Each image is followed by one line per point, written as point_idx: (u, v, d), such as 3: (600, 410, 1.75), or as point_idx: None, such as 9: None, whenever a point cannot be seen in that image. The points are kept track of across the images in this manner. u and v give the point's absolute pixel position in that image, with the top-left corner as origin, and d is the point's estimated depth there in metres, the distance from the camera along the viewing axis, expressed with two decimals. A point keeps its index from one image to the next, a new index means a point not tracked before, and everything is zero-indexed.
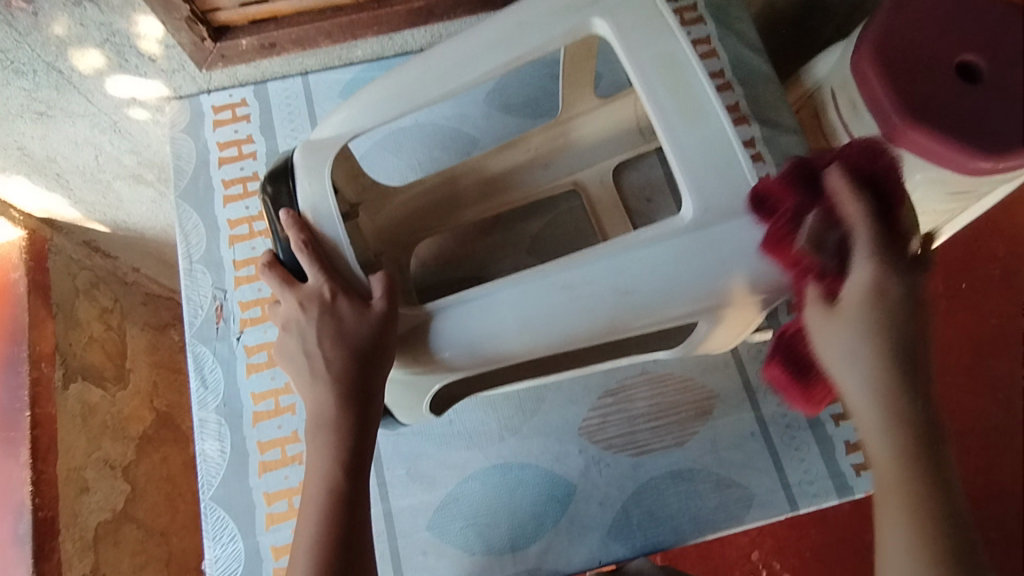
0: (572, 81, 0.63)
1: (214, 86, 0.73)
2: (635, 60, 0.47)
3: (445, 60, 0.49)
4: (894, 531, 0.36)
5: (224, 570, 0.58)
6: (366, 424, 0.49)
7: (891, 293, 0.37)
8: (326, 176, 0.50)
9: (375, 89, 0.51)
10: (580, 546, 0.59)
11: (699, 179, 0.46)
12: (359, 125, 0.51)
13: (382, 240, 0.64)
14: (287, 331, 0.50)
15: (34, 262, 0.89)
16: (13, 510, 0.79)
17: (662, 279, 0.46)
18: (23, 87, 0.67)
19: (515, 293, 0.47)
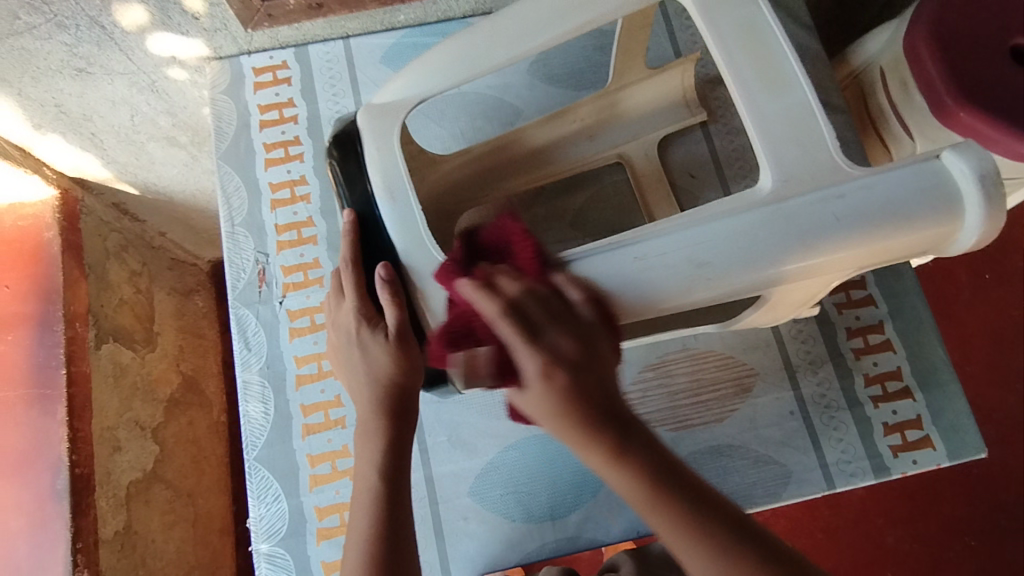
0: (625, 53, 0.64)
1: (254, 47, 0.72)
2: (713, 25, 0.45)
3: (513, 22, 0.48)
4: (674, 543, 0.38)
5: (268, 528, 0.59)
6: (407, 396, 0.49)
7: (560, 374, 0.35)
8: (395, 145, 0.48)
9: (439, 54, 0.49)
10: (619, 517, 0.60)
11: (777, 149, 0.42)
12: (425, 92, 0.49)
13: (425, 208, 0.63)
14: (343, 323, 0.51)
15: (67, 222, 0.88)
16: (50, 467, 0.80)
17: (743, 250, 0.41)
18: (64, 41, 0.66)
19: (582, 266, 0.42)
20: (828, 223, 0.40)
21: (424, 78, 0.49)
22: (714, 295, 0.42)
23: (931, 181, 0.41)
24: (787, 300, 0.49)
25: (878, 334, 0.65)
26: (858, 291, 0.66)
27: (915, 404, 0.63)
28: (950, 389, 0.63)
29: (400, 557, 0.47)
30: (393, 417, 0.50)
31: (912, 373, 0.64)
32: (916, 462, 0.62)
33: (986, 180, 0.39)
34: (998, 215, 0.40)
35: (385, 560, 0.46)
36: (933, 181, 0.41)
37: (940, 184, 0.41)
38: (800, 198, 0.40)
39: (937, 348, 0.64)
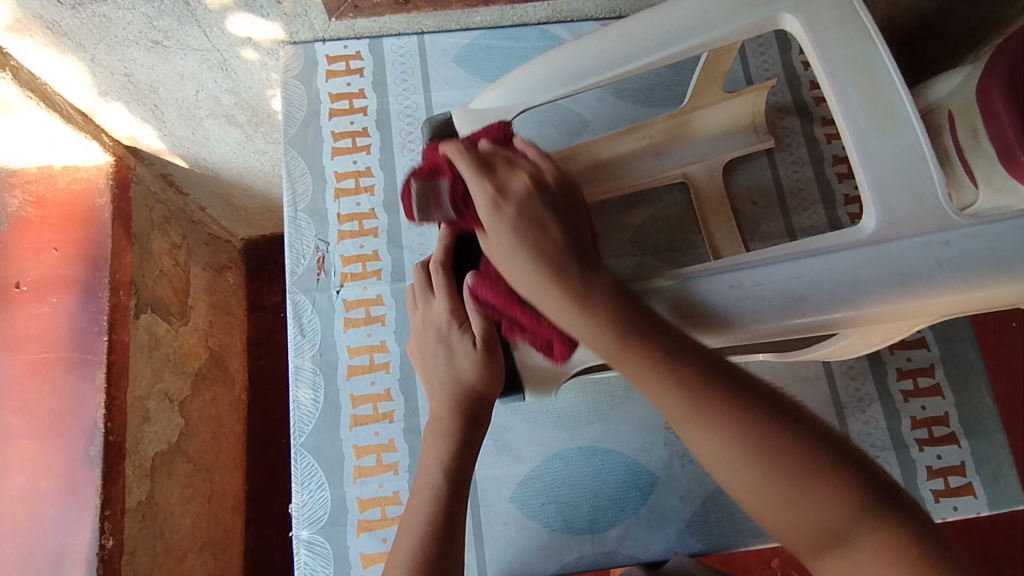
0: (706, 78, 0.63)
1: (329, 35, 0.73)
2: (827, 61, 0.44)
3: (618, 40, 0.49)
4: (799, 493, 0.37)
5: (309, 515, 0.59)
6: (479, 418, 0.51)
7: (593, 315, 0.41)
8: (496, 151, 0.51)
9: (540, 64, 0.52)
10: (657, 537, 0.60)
11: (887, 193, 0.41)
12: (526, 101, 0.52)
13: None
14: (425, 328, 0.53)
15: (118, 189, 0.89)
16: (85, 432, 0.80)
17: (841, 288, 0.41)
18: (147, 13, 0.66)
19: (679, 287, 0.43)
20: (929, 267, 0.40)
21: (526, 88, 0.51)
22: (804, 326, 0.43)
23: None
24: (871, 333, 0.50)
25: (928, 378, 0.65)
26: (911, 332, 0.66)
27: (959, 450, 0.63)
28: (995, 438, 0.63)
29: (450, 550, 0.46)
30: (464, 417, 0.50)
31: (959, 419, 0.64)
32: (956, 507, 0.62)
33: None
34: None
35: (435, 558, 0.45)
36: None
37: None
38: (901, 242, 0.40)
39: (986, 396, 0.64)
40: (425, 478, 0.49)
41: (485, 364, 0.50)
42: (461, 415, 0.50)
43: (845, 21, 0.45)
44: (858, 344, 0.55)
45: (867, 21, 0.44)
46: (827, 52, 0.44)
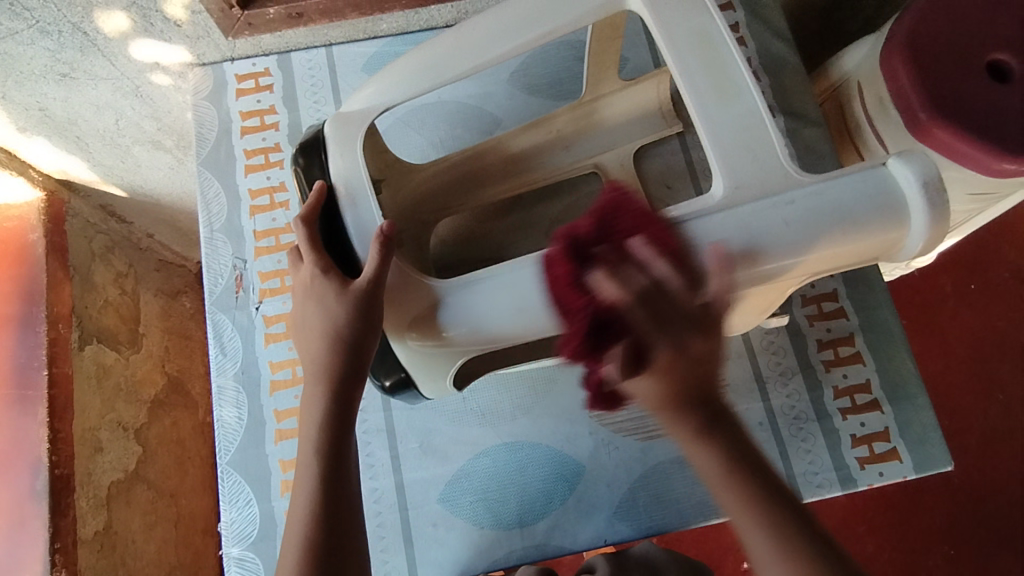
0: (597, 61, 0.64)
1: (237, 54, 0.73)
2: (670, 38, 0.47)
3: (478, 31, 0.49)
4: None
5: (239, 532, 0.60)
6: (351, 397, 0.49)
7: (680, 364, 0.35)
8: (357, 148, 0.50)
9: (404, 64, 0.51)
10: (586, 525, 0.61)
11: (732, 160, 0.44)
12: (388, 102, 0.51)
13: (400, 219, 0.63)
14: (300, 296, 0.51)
15: (52, 224, 0.90)
16: (30, 466, 0.82)
17: (696, 256, 0.43)
18: (47, 47, 0.66)
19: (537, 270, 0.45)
20: (776, 225, 0.43)
21: (390, 89, 0.51)
22: None
23: (877, 186, 0.43)
24: (747, 304, 0.52)
25: (848, 347, 0.65)
26: (829, 303, 0.66)
27: (882, 416, 0.63)
28: (918, 402, 0.63)
29: (338, 554, 0.46)
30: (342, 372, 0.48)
31: (882, 386, 0.64)
32: (882, 473, 0.62)
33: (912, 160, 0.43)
34: (942, 222, 0.43)
35: (324, 532, 0.46)
36: (879, 184, 0.43)
37: (891, 194, 0.43)
38: (750, 206, 0.43)
39: (907, 360, 0.65)
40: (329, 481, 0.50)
41: (351, 310, 0.47)
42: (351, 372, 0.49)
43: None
44: (748, 316, 0.56)
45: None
46: (669, 27, 0.47)
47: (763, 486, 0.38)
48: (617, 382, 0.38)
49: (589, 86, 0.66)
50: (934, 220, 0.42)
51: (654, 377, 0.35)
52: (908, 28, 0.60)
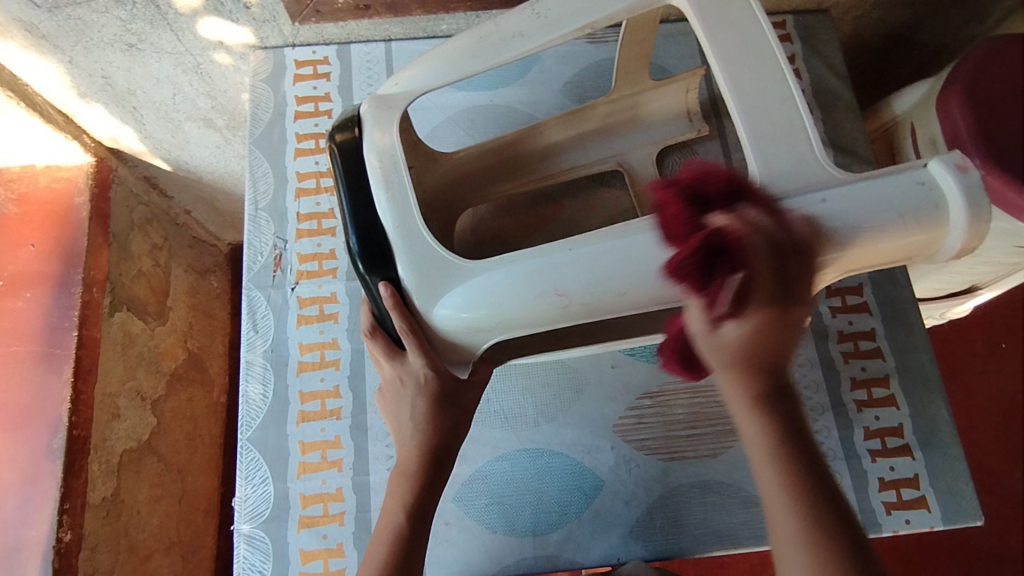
0: (628, 60, 0.64)
1: (299, 41, 0.75)
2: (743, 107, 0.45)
3: (619, 276, 0.43)
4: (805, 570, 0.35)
5: (252, 510, 0.59)
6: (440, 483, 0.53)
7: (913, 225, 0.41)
8: (410, 199, 0.49)
9: (510, 282, 0.45)
10: (600, 541, 0.60)
11: None
12: (479, 335, 0.47)
13: (431, 199, 0.64)
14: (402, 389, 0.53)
15: (98, 189, 0.92)
16: (50, 425, 0.83)
17: None
18: (120, 16, 0.68)
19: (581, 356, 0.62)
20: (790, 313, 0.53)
21: (496, 326, 0.46)
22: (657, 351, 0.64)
23: (919, 196, 0.41)
24: None
25: (882, 388, 0.64)
26: (866, 342, 0.65)
27: (913, 462, 0.62)
28: (950, 452, 0.62)
29: None
30: (429, 462, 0.52)
31: (914, 432, 0.63)
32: (909, 521, 0.60)
33: (974, 193, 0.40)
34: (980, 223, 0.41)
35: None
36: (919, 192, 0.42)
37: (924, 208, 0.41)
38: None
39: (942, 408, 0.63)
40: (393, 520, 0.51)
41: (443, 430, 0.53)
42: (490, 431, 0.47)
43: (750, 39, 0.46)
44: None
45: (793, 88, 0.45)
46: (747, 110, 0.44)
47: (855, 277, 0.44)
48: (715, 333, 0.37)
49: (619, 79, 0.66)
50: (974, 216, 0.41)
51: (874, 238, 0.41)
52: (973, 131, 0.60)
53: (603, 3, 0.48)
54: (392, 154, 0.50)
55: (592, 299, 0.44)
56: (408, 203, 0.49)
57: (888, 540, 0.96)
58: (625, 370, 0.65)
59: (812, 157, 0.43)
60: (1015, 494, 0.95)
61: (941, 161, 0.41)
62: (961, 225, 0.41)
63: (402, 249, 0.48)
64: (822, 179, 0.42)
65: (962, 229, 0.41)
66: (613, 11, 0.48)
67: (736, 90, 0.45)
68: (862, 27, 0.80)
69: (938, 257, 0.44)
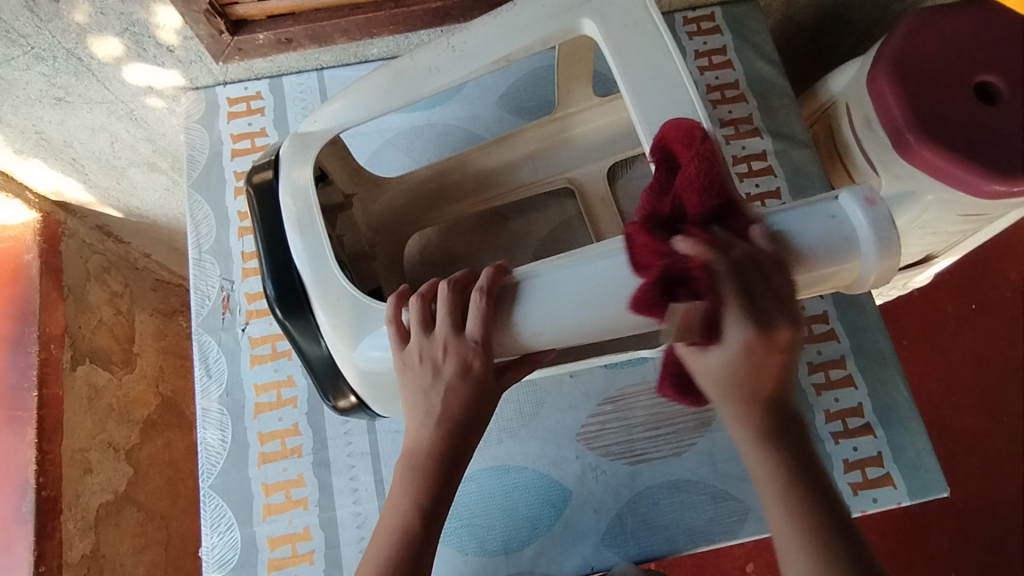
0: (569, 78, 0.64)
1: (229, 78, 0.74)
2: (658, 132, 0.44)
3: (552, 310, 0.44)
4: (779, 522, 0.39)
5: (220, 557, 0.59)
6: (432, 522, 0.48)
7: (760, 344, 0.38)
8: (325, 246, 0.50)
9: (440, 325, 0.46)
10: (573, 551, 0.60)
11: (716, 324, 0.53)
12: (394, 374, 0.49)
13: (380, 230, 0.65)
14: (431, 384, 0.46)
15: (47, 245, 0.90)
16: (18, 488, 0.82)
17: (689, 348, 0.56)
18: (42, 72, 0.67)
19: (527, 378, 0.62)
20: None
21: None
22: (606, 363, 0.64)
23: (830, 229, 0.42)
24: None
25: (840, 370, 0.64)
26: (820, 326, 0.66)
27: (875, 441, 0.62)
28: (911, 426, 0.63)
29: None
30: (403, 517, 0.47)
31: (874, 410, 0.63)
32: (876, 499, 0.61)
33: (882, 226, 0.41)
34: (890, 255, 0.42)
35: None
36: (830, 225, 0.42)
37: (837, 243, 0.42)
38: None
39: (900, 383, 0.64)
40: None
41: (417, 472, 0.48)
42: (415, 468, 0.48)
43: (659, 65, 0.46)
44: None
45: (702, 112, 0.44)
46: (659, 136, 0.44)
47: (795, 455, 0.40)
48: (702, 354, 0.40)
49: (562, 98, 0.66)
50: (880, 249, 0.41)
51: (731, 356, 0.39)
52: (918, 140, 0.59)
53: (517, 37, 0.48)
54: (306, 196, 0.51)
55: (510, 338, 0.46)
56: (322, 248, 0.50)
57: (877, 514, 0.97)
58: (583, 377, 0.65)
59: None
60: (997, 453, 0.96)
61: (850, 195, 0.42)
62: (871, 257, 0.42)
63: (314, 290, 0.49)
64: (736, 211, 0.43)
65: (873, 261, 0.42)
66: (527, 43, 0.48)
67: (648, 125, 0.45)
68: (793, 12, 0.81)
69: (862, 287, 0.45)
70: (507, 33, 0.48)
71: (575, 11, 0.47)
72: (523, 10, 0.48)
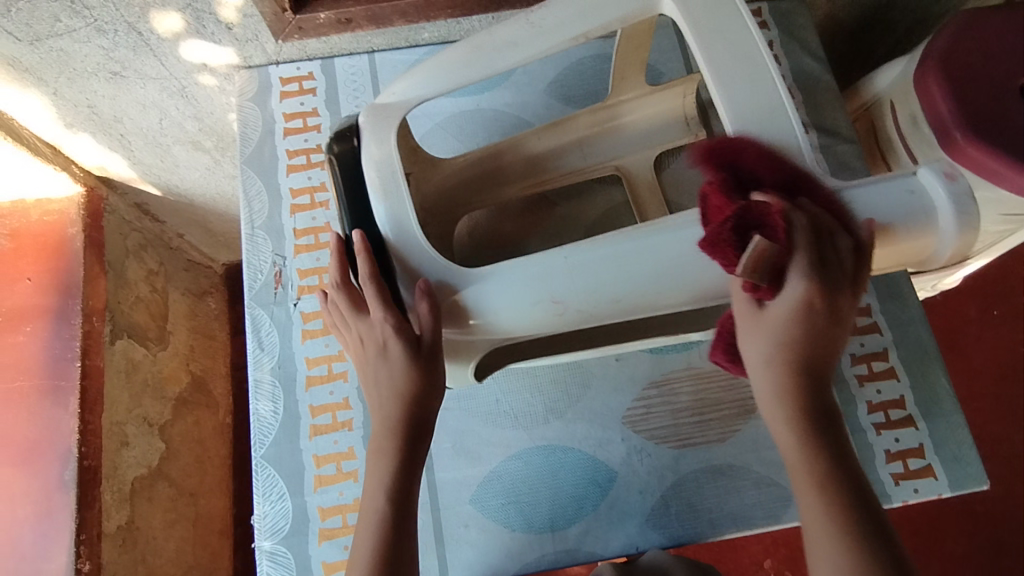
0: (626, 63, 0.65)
1: (282, 58, 0.75)
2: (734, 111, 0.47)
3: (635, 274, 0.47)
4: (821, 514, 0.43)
5: (272, 526, 0.60)
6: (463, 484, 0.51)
7: (820, 307, 0.44)
8: (411, 215, 0.50)
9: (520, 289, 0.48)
10: (618, 531, 0.60)
11: None
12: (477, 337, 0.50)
13: (433, 210, 0.66)
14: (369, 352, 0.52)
15: (91, 220, 0.92)
16: (60, 458, 0.83)
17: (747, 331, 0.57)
18: (102, 45, 0.68)
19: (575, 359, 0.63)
20: None
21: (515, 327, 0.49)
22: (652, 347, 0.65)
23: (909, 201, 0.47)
24: None
25: (882, 362, 0.65)
26: (864, 319, 0.66)
27: (917, 432, 0.63)
28: (953, 419, 0.63)
29: None
30: None
31: (916, 402, 0.64)
32: (917, 490, 0.62)
33: (960, 200, 0.46)
34: (967, 230, 0.46)
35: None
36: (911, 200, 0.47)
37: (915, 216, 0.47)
38: None
39: (942, 377, 0.65)
40: None
41: None
42: None
43: (732, 50, 0.48)
44: None
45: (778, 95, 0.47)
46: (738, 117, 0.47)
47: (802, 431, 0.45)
48: (762, 311, 0.46)
49: (616, 85, 0.67)
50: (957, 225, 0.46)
51: (793, 311, 0.45)
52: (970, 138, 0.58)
53: (596, 14, 0.50)
54: (390, 166, 0.52)
55: (588, 305, 0.48)
56: (408, 217, 0.50)
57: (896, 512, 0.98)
58: (629, 362, 0.65)
59: (802, 167, 0.46)
60: (1017, 456, 0.97)
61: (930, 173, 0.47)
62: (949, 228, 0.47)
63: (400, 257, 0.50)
64: (808, 189, 0.45)
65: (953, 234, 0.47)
66: (605, 22, 0.50)
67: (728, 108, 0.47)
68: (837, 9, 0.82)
69: (932, 261, 0.50)
70: (587, 10, 0.50)
71: None
72: None
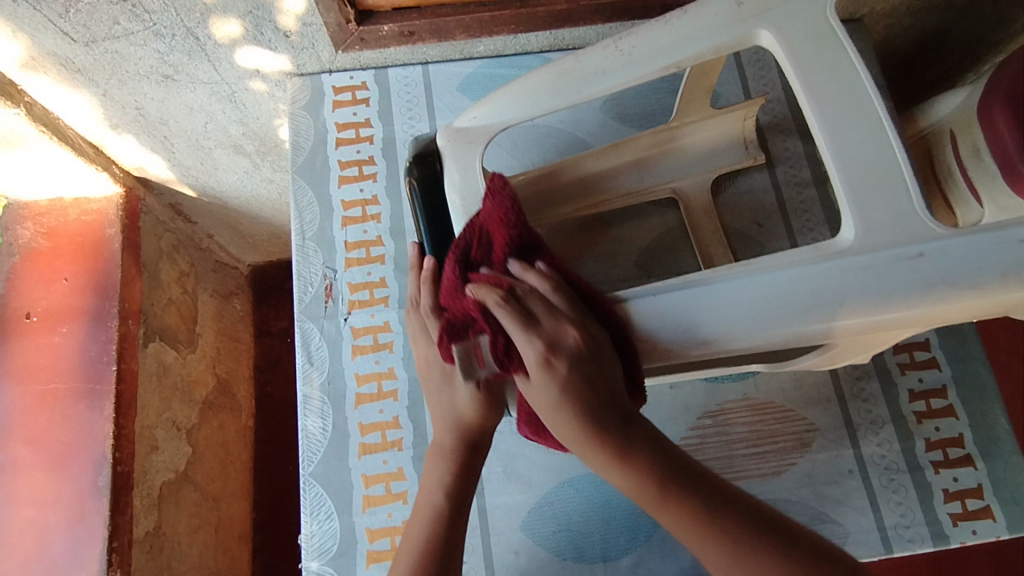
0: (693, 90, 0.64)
1: (336, 67, 0.74)
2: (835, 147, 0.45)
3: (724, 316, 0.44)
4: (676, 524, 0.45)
5: (319, 546, 0.59)
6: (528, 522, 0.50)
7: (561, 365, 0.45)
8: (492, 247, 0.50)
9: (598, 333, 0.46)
10: (671, 564, 0.59)
11: (848, 347, 0.53)
12: None
13: None
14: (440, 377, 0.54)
15: (128, 220, 0.91)
16: (92, 463, 0.81)
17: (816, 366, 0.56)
18: (158, 48, 0.67)
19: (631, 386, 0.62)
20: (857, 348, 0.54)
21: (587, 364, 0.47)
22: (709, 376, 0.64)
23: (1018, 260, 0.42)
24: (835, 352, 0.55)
25: (941, 399, 0.64)
26: (921, 353, 0.66)
27: (975, 472, 0.62)
28: (1012, 460, 0.62)
29: None
30: None
31: (974, 441, 0.63)
32: (976, 532, 0.60)
33: None
34: None
35: None
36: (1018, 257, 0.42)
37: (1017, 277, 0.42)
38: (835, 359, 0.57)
39: (1001, 416, 0.64)
40: None
41: None
42: None
43: (826, 83, 0.46)
44: (848, 352, 0.55)
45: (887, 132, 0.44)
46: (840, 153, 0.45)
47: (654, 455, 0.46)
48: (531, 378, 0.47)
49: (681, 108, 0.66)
50: None
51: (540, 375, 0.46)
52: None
53: (686, 44, 0.49)
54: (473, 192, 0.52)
55: (672, 344, 0.45)
56: None
57: None
58: (683, 390, 0.64)
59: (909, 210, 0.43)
60: None
61: None
62: None
63: None
64: (921, 234, 0.42)
65: None
66: (697, 51, 0.49)
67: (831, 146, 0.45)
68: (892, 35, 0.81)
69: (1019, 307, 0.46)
70: (677, 43, 0.49)
71: (750, 21, 0.48)
72: (695, 19, 0.49)
